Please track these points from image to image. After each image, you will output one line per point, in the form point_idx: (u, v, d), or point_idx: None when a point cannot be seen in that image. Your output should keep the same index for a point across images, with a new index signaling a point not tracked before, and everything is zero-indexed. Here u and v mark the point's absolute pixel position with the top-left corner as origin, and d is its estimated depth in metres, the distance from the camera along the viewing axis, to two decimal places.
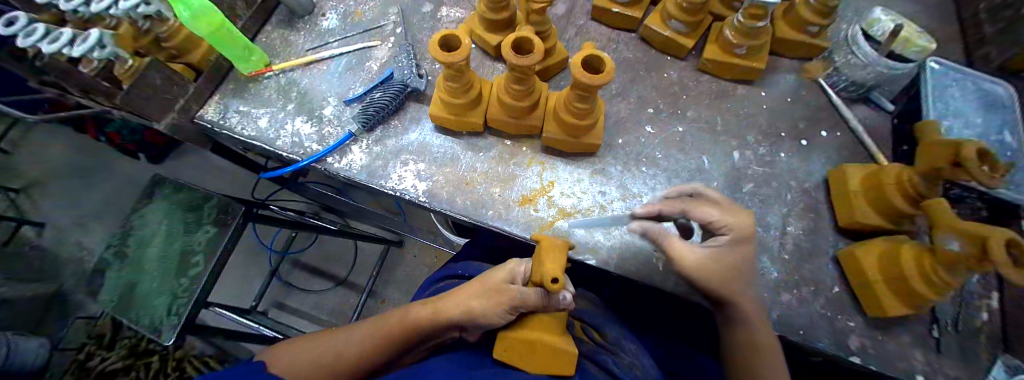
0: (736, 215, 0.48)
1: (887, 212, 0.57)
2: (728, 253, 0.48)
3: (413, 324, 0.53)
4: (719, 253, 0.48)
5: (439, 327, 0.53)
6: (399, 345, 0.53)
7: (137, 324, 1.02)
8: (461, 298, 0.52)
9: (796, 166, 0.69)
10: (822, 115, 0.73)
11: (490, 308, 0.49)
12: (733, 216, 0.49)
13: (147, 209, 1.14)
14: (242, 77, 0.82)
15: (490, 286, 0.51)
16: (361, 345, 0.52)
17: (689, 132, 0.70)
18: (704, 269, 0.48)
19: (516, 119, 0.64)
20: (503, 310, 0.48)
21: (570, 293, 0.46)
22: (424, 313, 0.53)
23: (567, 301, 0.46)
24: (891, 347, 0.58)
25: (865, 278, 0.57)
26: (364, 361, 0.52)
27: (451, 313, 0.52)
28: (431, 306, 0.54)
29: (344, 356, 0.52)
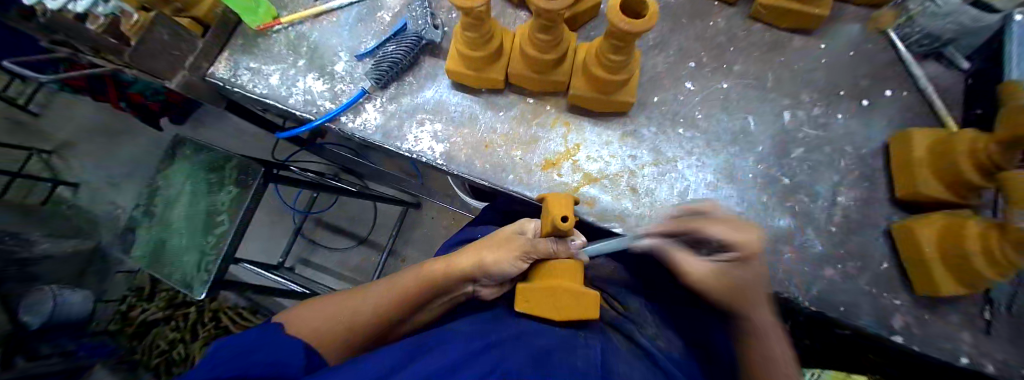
0: (744, 232, 0.38)
1: (952, 182, 0.50)
2: (738, 274, 0.40)
3: (429, 278, 0.52)
4: (724, 272, 0.42)
5: (456, 282, 0.52)
6: (415, 301, 0.53)
7: (169, 279, 1.07)
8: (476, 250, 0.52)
9: (853, 130, 0.62)
10: (889, 72, 0.64)
11: (504, 256, 0.49)
12: (736, 232, 0.39)
13: (170, 170, 1.15)
14: (251, 32, 0.78)
15: (505, 237, 0.51)
16: (378, 303, 0.52)
17: (734, 90, 0.63)
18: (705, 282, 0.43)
19: (539, 74, 0.59)
20: (514, 255, 0.49)
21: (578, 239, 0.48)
22: (439, 267, 0.52)
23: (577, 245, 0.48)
24: (938, 327, 0.54)
25: (919, 252, 0.52)
26: (382, 318, 0.51)
27: (468, 265, 0.52)
28: (445, 260, 0.53)
29: (360, 313, 0.51)
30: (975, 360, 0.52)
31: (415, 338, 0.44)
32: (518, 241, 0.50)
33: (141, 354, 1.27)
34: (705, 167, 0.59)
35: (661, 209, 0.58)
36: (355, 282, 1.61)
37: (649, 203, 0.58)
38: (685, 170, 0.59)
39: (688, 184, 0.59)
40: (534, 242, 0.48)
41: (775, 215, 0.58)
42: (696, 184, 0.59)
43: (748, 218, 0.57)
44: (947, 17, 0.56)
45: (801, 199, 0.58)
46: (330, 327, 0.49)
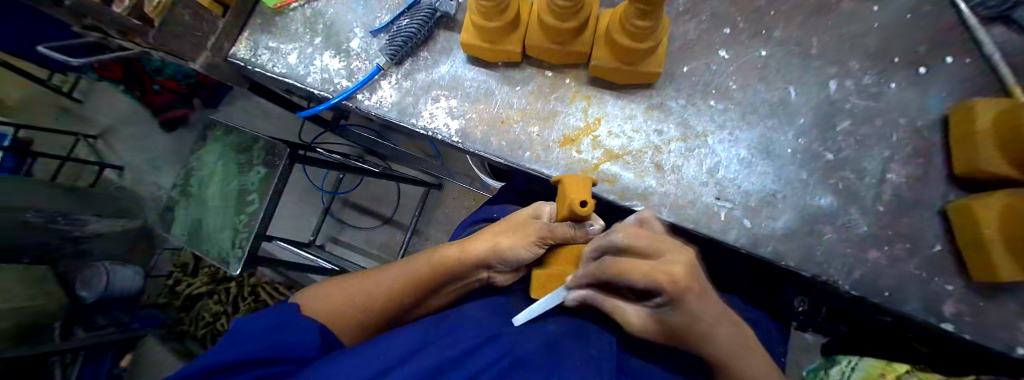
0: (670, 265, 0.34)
1: (1018, 156, 0.44)
2: (682, 306, 0.35)
3: (442, 263, 0.52)
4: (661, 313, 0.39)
5: (468, 269, 0.52)
6: (428, 285, 0.52)
7: (208, 255, 1.13)
8: (488, 236, 0.51)
9: (909, 99, 0.56)
10: (955, 33, 0.57)
11: (517, 242, 0.48)
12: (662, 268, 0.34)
13: (202, 151, 1.19)
14: (268, 11, 0.78)
15: (518, 223, 0.50)
16: (390, 287, 0.52)
17: (774, 57, 0.58)
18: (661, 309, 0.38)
19: (558, 45, 0.56)
20: (528, 242, 0.47)
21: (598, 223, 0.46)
22: (452, 252, 0.52)
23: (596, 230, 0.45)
24: (995, 316, 0.49)
25: (976, 232, 0.47)
26: (395, 300, 0.52)
27: (481, 249, 0.50)
28: (458, 245, 0.52)
29: (374, 298, 0.51)
30: None
31: (431, 320, 0.43)
32: (533, 227, 0.48)
33: (188, 325, 1.33)
34: (737, 142, 0.55)
35: (687, 187, 0.54)
36: (380, 261, 1.65)
37: (674, 181, 0.55)
38: (715, 145, 0.55)
39: (717, 161, 0.55)
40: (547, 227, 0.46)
41: (815, 194, 0.53)
42: (726, 161, 0.55)
43: (784, 197, 0.53)
44: None
45: (845, 176, 0.54)
46: (345, 309, 0.50)
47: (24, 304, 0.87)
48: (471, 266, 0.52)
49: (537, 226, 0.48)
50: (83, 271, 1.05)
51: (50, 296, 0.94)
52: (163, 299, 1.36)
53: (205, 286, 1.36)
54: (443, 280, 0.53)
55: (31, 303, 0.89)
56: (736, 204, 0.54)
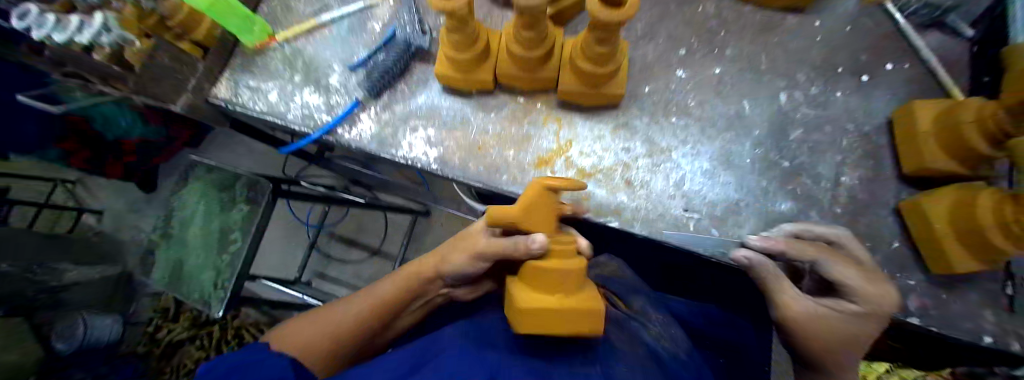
0: (873, 290, 0.44)
1: (963, 154, 0.48)
2: (857, 325, 0.45)
3: (403, 280, 0.54)
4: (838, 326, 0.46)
5: (427, 280, 0.54)
6: (393, 305, 0.54)
7: (188, 299, 1.10)
8: (444, 249, 0.54)
9: (854, 106, 0.60)
10: (889, 44, 0.62)
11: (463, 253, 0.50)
12: (868, 290, 0.44)
13: (183, 191, 1.18)
14: (248, 51, 0.80)
15: (466, 236, 0.51)
16: (357, 311, 0.53)
17: (728, 74, 0.62)
18: (799, 324, 0.47)
19: (528, 72, 0.59)
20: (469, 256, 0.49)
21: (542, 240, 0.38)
22: (410, 268, 0.55)
23: (538, 249, 0.38)
24: (957, 306, 0.52)
25: (927, 228, 0.50)
26: (363, 324, 0.52)
27: (434, 261, 0.54)
28: (415, 261, 0.55)
29: (342, 327, 0.52)
30: (1001, 339, 0.50)
31: (418, 344, 0.41)
32: (479, 238, 0.48)
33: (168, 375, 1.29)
34: (700, 155, 0.58)
35: (657, 201, 0.57)
36: None
37: (645, 194, 0.57)
38: (679, 159, 0.58)
39: (683, 174, 0.58)
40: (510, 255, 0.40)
41: (777, 200, 0.56)
42: (691, 173, 0.58)
43: (747, 204, 0.56)
44: None
45: (803, 181, 0.57)
46: (315, 341, 0.51)
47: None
48: (428, 278, 0.54)
49: (482, 236, 0.48)
50: (57, 323, 0.97)
51: (24, 350, 0.86)
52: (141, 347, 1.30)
53: (186, 331, 1.34)
54: (406, 297, 0.54)
55: (5, 358, 0.81)
56: (704, 214, 0.56)
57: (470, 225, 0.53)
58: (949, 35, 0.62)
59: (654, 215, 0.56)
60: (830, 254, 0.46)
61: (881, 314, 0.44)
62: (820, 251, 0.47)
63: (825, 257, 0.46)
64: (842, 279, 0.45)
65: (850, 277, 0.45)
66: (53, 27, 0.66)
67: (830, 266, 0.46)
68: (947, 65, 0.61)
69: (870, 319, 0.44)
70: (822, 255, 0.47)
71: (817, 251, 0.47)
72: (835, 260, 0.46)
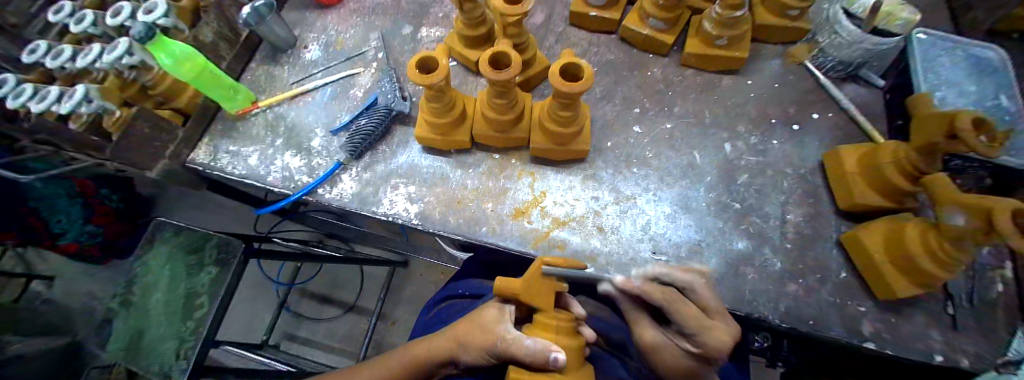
0: (714, 334, 0.41)
1: (887, 191, 0.55)
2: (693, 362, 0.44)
3: (413, 364, 0.53)
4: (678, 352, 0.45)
5: (439, 363, 0.53)
6: None
7: (147, 372, 1.02)
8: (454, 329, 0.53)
9: (789, 153, 0.68)
10: (812, 97, 0.72)
11: (477, 337, 0.49)
12: (708, 332, 0.41)
13: (149, 255, 1.13)
14: (231, 117, 0.83)
15: (482, 323, 0.50)
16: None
17: (678, 127, 0.70)
18: (658, 355, 0.46)
19: (501, 132, 0.64)
20: (482, 348, 0.48)
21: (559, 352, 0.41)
22: (421, 351, 0.53)
23: (554, 362, 0.41)
24: (906, 329, 0.56)
25: (872, 259, 0.55)
26: None
27: (444, 347, 0.52)
28: (426, 344, 0.54)
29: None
30: (950, 357, 0.54)
31: None
32: (496, 330, 0.48)
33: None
34: (662, 200, 0.64)
35: (627, 245, 0.61)
36: (344, 353, 1.54)
37: (617, 240, 0.61)
38: (644, 205, 0.64)
39: (649, 219, 0.63)
40: (513, 340, 0.45)
41: (733, 239, 0.61)
42: (656, 218, 0.63)
43: (708, 244, 0.61)
44: (852, 45, 0.65)
45: (754, 220, 0.63)
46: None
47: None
48: (440, 362, 0.53)
49: (503, 328, 0.48)
50: None
51: None
52: None
53: None
54: (414, 374, 0.54)
55: None
56: (671, 255, 0.60)
57: (486, 307, 0.52)
58: (863, 85, 0.72)
59: (626, 261, 0.60)
60: (676, 302, 0.42)
61: (715, 359, 0.41)
62: (670, 300, 0.42)
63: (672, 307, 0.42)
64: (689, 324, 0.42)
65: (700, 330, 0.41)
66: (32, 98, 0.70)
67: (680, 318, 0.42)
68: (865, 112, 0.71)
69: (710, 360, 0.42)
70: (674, 301, 0.43)
71: (666, 294, 0.43)
72: (683, 311, 0.42)
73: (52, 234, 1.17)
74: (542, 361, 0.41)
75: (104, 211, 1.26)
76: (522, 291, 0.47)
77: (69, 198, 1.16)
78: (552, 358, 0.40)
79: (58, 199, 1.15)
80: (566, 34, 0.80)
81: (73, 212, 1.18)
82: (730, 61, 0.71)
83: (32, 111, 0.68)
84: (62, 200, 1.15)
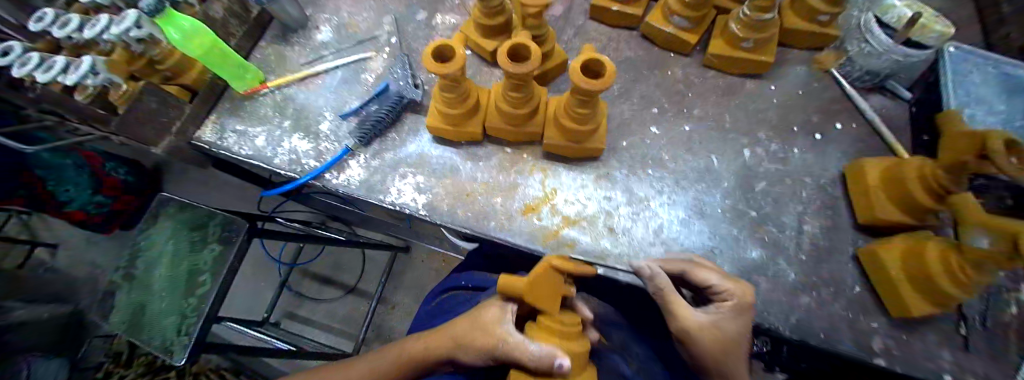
0: (735, 285, 0.48)
1: (909, 207, 0.54)
2: (729, 327, 0.46)
3: (410, 359, 0.53)
4: (719, 320, 0.46)
5: (437, 360, 0.53)
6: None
7: (150, 345, 1.03)
8: (454, 326, 0.52)
9: (810, 162, 0.66)
10: (837, 106, 0.70)
11: (477, 335, 0.48)
12: (730, 284, 0.48)
13: (154, 229, 1.13)
14: (239, 96, 0.81)
15: (483, 322, 0.49)
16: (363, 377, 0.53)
17: (696, 130, 0.68)
18: (701, 334, 0.45)
19: (515, 126, 0.63)
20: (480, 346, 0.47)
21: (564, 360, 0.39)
22: (418, 347, 0.53)
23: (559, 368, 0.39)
24: (917, 348, 0.55)
25: (889, 276, 0.54)
26: None
27: (442, 344, 0.52)
28: (424, 339, 0.53)
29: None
30: (959, 378, 0.54)
31: None
32: (498, 330, 0.47)
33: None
34: (676, 204, 0.63)
35: (638, 248, 0.60)
36: (342, 334, 1.55)
37: (627, 242, 0.60)
38: (657, 208, 0.62)
39: (661, 222, 0.62)
40: (516, 344, 0.43)
41: (747, 247, 0.60)
42: (668, 222, 0.62)
43: (720, 252, 0.60)
44: (882, 55, 0.62)
45: (769, 230, 0.62)
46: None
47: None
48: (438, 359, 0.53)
49: (504, 329, 0.47)
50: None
51: None
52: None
53: None
54: (412, 368, 0.53)
55: None
56: None
57: (488, 306, 0.51)
58: (890, 97, 0.70)
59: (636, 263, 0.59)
60: (695, 268, 0.50)
61: (745, 310, 0.46)
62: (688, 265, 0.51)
63: (696, 268, 0.50)
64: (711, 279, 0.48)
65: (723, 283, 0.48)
66: (38, 67, 0.67)
67: (705, 274, 0.49)
68: (892, 125, 0.69)
69: (744, 315, 0.47)
70: (692, 269, 0.50)
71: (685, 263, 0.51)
72: (702, 271, 0.50)
73: (58, 202, 1.17)
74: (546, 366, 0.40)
75: (112, 184, 1.25)
76: (528, 292, 0.44)
77: (77, 168, 1.15)
78: (556, 365, 0.39)
79: (67, 168, 1.13)
80: (586, 28, 0.77)
81: (81, 181, 1.17)
82: (754, 64, 0.68)
83: (37, 81, 0.66)
84: (71, 170, 1.14)
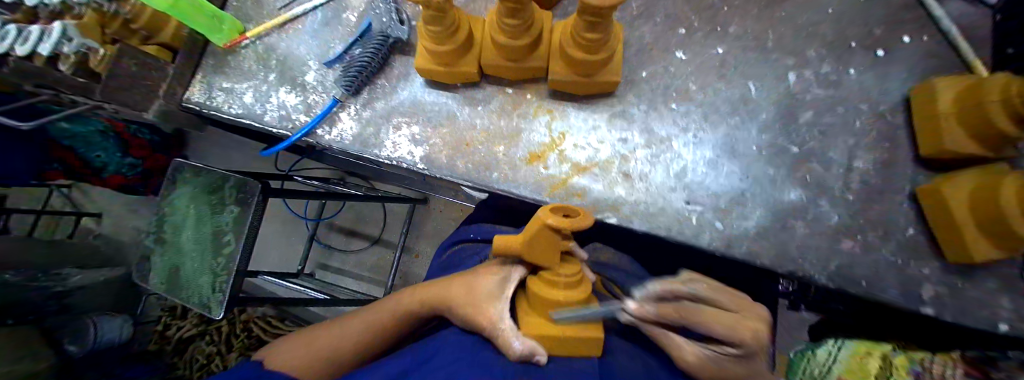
0: (746, 329, 0.41)
1: (982, 137, 0.45)
2: (734, 364, 0.42)
3: (404, 312, 0.52)
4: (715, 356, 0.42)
5: (431, 314, 0.52)
6: (393, 334, 0.53)
7: (188, 303, 1.09)
8: (447, 289, 0.49)
9: (867, 85, 0.56)
10: (904, 14, 0.56)
11: (479, 298, 0.45)
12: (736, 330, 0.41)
13: (174, 195, 1.14)
14: (220, 51, 0.75)
15: (476, 294, 0.46)
16: (356, 336, 0.52)
17: (731, 53, 0.58)
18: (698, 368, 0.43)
19: (514, 62, 0.55)
20: (480, 303, 0.45)
21: (522, 346, 0.39)
22: (413, 301, 0.52)
23: (522, 352, 0.39)
24: (974, 295, 0.49)
25: (948, 218, 0.47)
26: (363, 350, 0.52)
27: (438, 297, 0.50)
28: (418, 295, 0.52)
29: (340, 350, 0.52)
30: (1017, 327, 0.48)
31: (412, 348, 0.44)
32: (490, 309, 0.43)
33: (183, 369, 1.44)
34: (702, 143, 0.55)
35: (657, 194, 0.54)
36: (372, 281, 1.61)
37: (644, 189, 0.55)
38: (680, 148, 0.55)
39: (684, 164, 0.55)
40: (501, 330, 0.41)
41: (784, 189, 0.54)
42: (693, 164, 0.55)
43: (753, 195, 0.54)
44: None
45: (812, 167, 0.54)
46: (311, 361, 0.51)
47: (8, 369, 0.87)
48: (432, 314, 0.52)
49: (497, 309, 0.43)
50: (71, 327, 1.10)
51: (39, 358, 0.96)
52: (154, 343, 1.48)
53: (194, 328, 1.48)
54: (404, 328, 0.53)
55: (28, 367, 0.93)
56: (707, 206, 0.54)
57: (483, 275, 0.48)
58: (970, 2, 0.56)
59: (654, 211, 0.54)
60: (699, 310, 0.43)
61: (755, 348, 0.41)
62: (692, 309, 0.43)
63: (694, 320, 0.42)
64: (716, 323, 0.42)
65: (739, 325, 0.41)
66: (16, 39, 0.64)
67: (711, 327, 0.41)
68: (967, 35, 0.55)
69: (752, 353, 0.41)
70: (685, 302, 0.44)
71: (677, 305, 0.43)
72: (707, 319, 0.42)
73: (94, 168, 1.19)
74: (523, 361, 0.39)
75: (139, 145, 1.25)
76: (524, 250, 0.39)
77: (101, 134, 1.12)
78: (534, 362, 0.39)
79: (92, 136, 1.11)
80: None
81: (108, 146, 1.16)
82: None
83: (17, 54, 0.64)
84: (97, 137, 1.12)
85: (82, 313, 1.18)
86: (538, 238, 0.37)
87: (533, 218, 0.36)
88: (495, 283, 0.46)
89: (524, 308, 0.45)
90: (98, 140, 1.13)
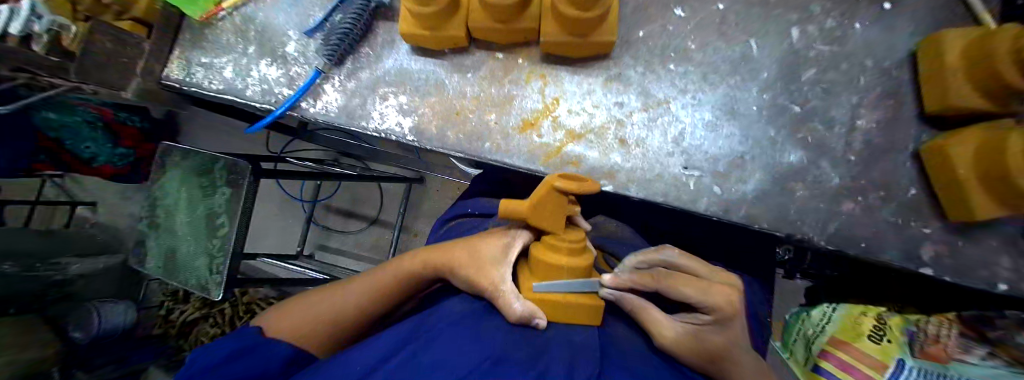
0: (716, 293, 0.42)
1: (989, 90, 0.43)
2: (712, 337, 0.42)
3: (405, 276, 0.51)
4: (699, 331, 0.43)
5: (433, 277, 0.51)
6: (395, 299, 0.52)
7: (186, 285, 1.09)
8: (450, 252, 0.49)
9: (873, 40, 0.53)
10: None
11: (483, 262, 0.45)
12: (709, 291, 0.42)
13: (165, 179, 1.12)
14: (195, 24, 0.71)
15: (479, 258, 0.45)
16: (356, 302, 0.51)
17: (732, 9, 0.55)
18: (681, 346, 0.42)
19: (504, 23, 0.52)
20: (484, 266, 0.44)
21: (521, 307, 0.40)
22: (415, 264, 0.50)
23: (520, 314, 0.40)
24: (973, 254, 0.49)
25: (951, 175, 0.45)
26: (364, 316, 0.52)
27: (441, 260, 0.49)
28: (420, 258, 0.51)
29: (341, 316, 0.51)
30: (1016, 286, 0.48)
31: (414, 320, 0.44)
32: (493, 272, 0.43)
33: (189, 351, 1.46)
34: (701, 105, 0.53)
35: (654, 160, 0.53)
36: (372, 261, 1.61)
37: (641, 155, 0.53)
38: (679, 111, 0.53)
39: (683, 128, 0.53)
40: (504, 292, 0.41)
41: (785, 150, 0.52)
42: (692, 127, 0.53)
43: (753, 158, 0.52)
44: None
45: (814, 128, 0.52)
46: (311, 327, 0.50)
47: (12, 360, 0.88)
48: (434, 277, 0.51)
49: (501, 273, 0.43)
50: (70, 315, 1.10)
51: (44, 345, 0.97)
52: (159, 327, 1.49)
53: (197, 311, 1.49)
54: (406, 292, 0.52)
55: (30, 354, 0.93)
56: (706, 170, 0.53)
57: (487, 239, 0.47)
58: None
59: (651, 177, 0.53)
60: (673, 278, 0.44)
61: (728, 317, 0.42)
62: (664, 278, 0.44)
63: (666, 284, 0.43)
64: (687, 291, 0.42)
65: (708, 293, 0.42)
66: None
67: (681, 290, 0.42)
68: None
69: (727, 320, 0.42)
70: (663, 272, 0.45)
71: (653, 279, 0.44)
72: (678, 282, 0.43)
73: (85, 159, 1.16)
74: (523, 322, 0.40)
75: (129, 133, 1.24)
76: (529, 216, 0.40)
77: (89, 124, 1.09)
78: (532, 325, 0.41)
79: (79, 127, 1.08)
80: None
81: (96, 135, 1.13)
82: None
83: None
84: (83, 128, 1.08)
85: (82, 301, 1.18)
86: (546, 203, 0.38)
87: (542, 181, 0.37)
88: (498, 246, 0.46)
89: (525, 273, 0.46)
90: (86, 131, 1.10)
